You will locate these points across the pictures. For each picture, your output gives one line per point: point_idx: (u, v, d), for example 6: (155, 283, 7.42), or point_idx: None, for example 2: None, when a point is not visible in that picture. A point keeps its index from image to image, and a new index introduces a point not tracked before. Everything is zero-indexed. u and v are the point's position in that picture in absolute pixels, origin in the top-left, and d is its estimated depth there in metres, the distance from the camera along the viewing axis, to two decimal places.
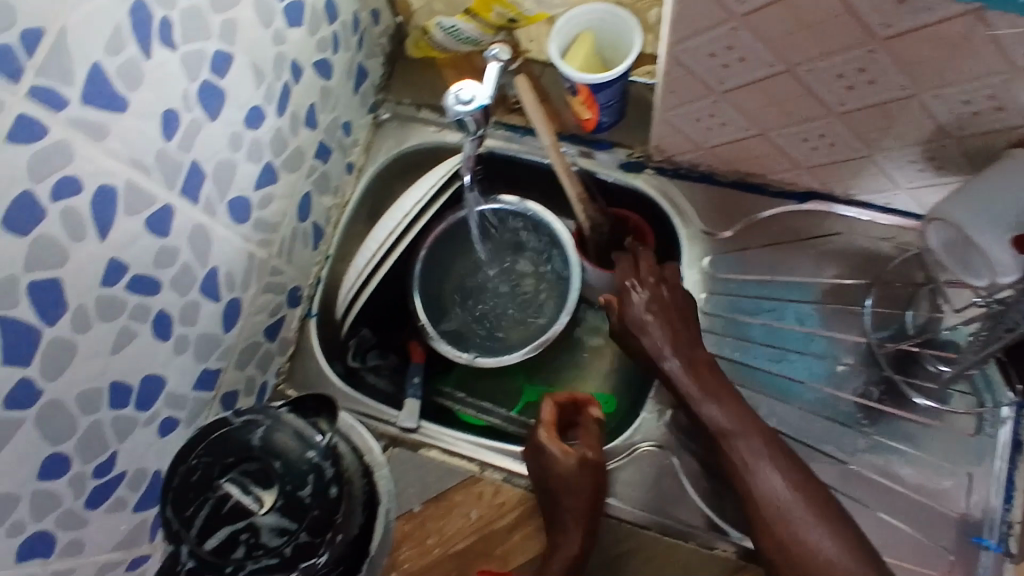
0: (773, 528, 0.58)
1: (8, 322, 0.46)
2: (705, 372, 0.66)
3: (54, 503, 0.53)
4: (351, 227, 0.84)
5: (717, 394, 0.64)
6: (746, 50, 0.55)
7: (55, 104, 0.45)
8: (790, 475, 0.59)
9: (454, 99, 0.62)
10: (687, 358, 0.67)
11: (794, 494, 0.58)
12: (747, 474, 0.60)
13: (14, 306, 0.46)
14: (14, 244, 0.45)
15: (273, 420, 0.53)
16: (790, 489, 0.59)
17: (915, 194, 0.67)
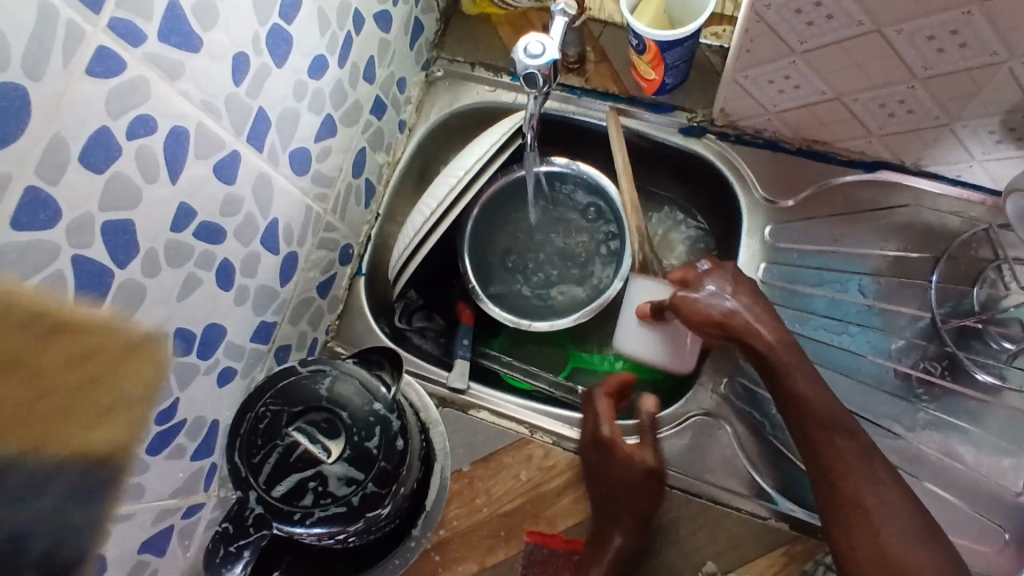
0: (843, 498, 0.56)
1: (83, 262, 0.45)
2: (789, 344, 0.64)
3: (124, 446, 0.53)
4: (401, 185, 0.84)
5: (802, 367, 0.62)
6: (834, 6, 0.53)
7: (134, 40, 0.44)
8: (867, 451, 0.57)
9: (521, 53, 0.61)
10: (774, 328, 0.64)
11: (871, 470, 0.56)
12: (858, 486, 0.56)
13: (89, 246, 0.45)
14: (92, 180, 0.44)
15: (339, 371, 0.53)
16: (867, 465, 0.57)
17: (990, 166, 0.65)
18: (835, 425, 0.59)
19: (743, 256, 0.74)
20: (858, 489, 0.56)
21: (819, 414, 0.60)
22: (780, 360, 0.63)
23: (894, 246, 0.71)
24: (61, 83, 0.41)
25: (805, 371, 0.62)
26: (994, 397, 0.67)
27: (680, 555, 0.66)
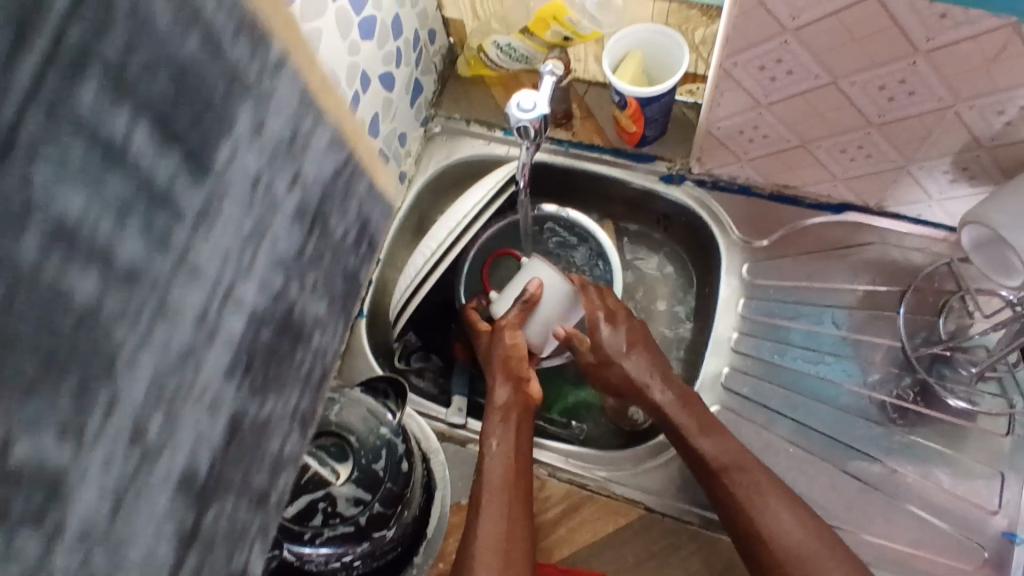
0: (773, 561, 0.61)
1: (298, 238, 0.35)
2: (694, 401, 0.70)
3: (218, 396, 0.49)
4: (400, 232, 0.88)
5: (709, 427, 0.68)
6: (794, 63, 0.60)
7: None
8: (785, 505, 0.63)
9: (514, 108, 0.67)
10: (678, 390, 0.71)
11: (800, 528, 0.62)
12: (779, 539, 0.61)
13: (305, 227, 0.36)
14: None
15: (347, 399, 0.56)
16: (790, 518, 0.62)
17: (947, 205, 0.71)
18: (737, 468, 0.65)
19: (723, 293, 0.79)
20: (778, 536, 0.62)
21: (726, 468, 0.66)
22: (681, 421, 0.69)
23: (864, 281, 0.76)
24: None
25: (711, 431, 0.68)
26: (966, 419, 0.71)
27: None
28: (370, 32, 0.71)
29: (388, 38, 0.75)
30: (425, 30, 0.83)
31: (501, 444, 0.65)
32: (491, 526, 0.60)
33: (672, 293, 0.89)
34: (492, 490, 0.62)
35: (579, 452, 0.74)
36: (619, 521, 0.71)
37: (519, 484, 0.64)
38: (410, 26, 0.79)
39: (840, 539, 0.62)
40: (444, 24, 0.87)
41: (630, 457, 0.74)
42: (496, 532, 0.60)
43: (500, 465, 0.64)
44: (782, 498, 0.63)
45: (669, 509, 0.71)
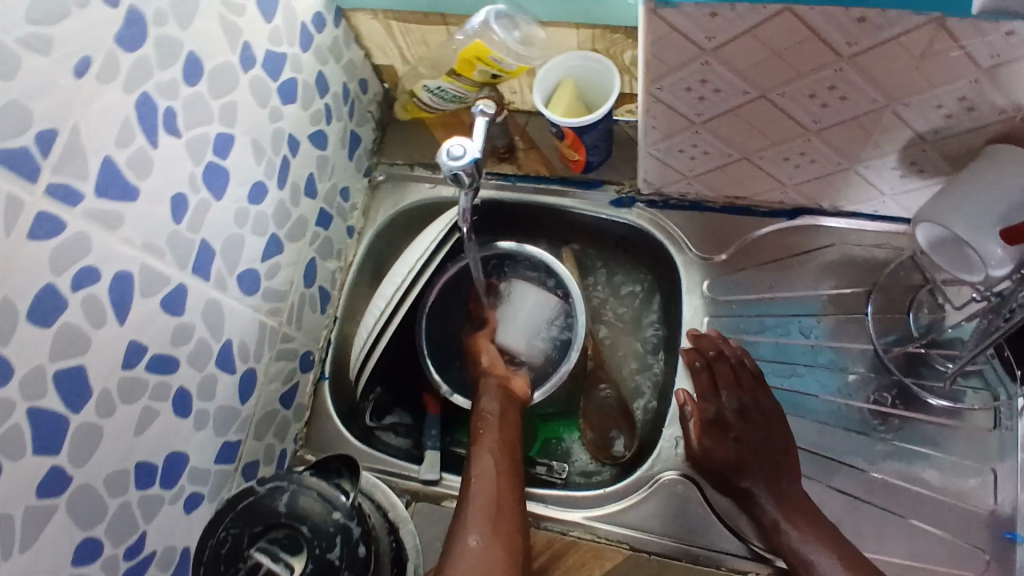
0: None
1: None
2: (806, 512, 0.64)
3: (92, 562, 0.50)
4: (356, 287, 0.86)
5: (820, 535, 0.62)
6: (720, 81, 0.58)
7: (72, 200, 0.48)
8: None
9: (445, 156, 0.65)
10: (784, 498, 0.65)
11: None
12: None
13: None
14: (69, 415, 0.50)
15: (297, 485, 0.54)
16: None
17: (901, 199, 0.69)
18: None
19: (686, 314, 0.77)
20: None
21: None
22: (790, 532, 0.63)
23: (828, 285, 0.74)
24: (4, 248, 0.44)
25: (820, 541, 0.62)
26: (949, 417, 0.68)
27: None
28: (292, 94, 0.70)
29: (314, 97, 0.73)
30: (355, 82, 0.81)
31: (487, 470, 0.66)
32: (474, 542, 0.60)
33: (640, 314, 0.86)
34: (476, 512, 0.62)
35: (556, 496, 0.72)
36: (605, 564, 0.68)
37: (505, 505, 0.63)
38: (336, 80, 0.77)
39: None
40: (375, 72, 0.86)
41: (611, 494, 0.71)
42: (481, 549, 0.59)
43: (484, 491, 0.64)
44: None
45: (652, 546, 0.68)
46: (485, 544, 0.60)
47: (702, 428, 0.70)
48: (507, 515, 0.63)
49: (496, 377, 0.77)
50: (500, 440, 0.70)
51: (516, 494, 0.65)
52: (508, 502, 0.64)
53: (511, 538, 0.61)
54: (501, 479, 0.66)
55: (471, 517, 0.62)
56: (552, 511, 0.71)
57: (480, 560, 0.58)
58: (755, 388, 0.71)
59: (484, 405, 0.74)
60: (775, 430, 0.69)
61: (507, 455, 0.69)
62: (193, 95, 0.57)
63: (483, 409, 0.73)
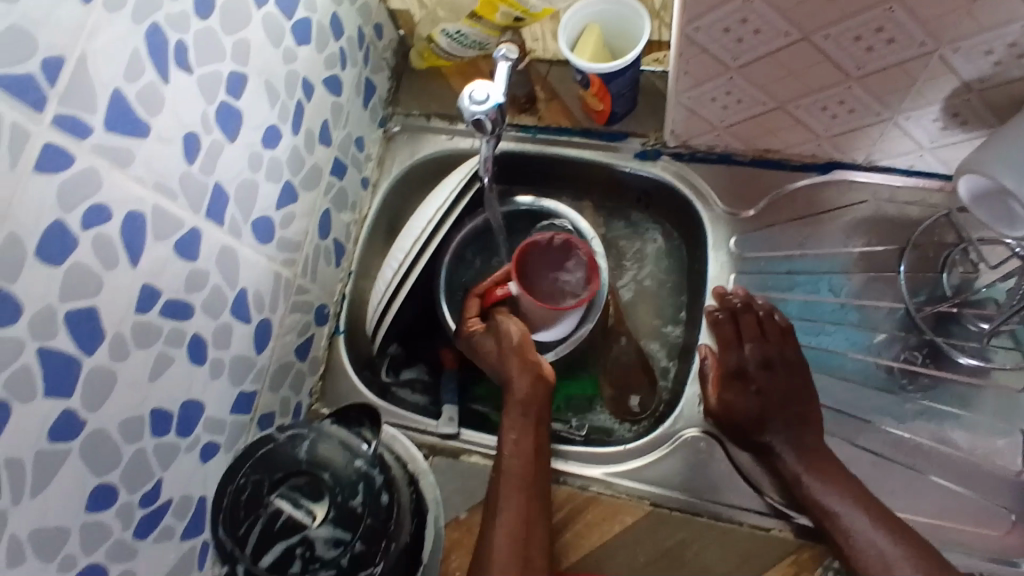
0: None
1: None
2: (816, 454, 0.64)
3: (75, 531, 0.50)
4: (371, 240, 0.84)
5: (828, 473, 0.62)
6: (761, 21, 0.55)
7: (80, 132, 0.46)
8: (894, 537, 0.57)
9: (467, 101, 0.62)
10: (795, 443, 0.65)
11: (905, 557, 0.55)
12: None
13: None
14: (81, 361, 0.48)
15: (317, 433, 0.53)
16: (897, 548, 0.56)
17: (939, 153, 0.67)
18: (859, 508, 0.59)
19: (711, 270, 0.75)
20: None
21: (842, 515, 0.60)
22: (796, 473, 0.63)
23: (859, 241, 0.72)
24: (10, 182, 0.42)
25: (829, 477, 0.62)
26: (978, 377, 0.67)
27: None
28: (306, 35, 0.67)
29: (328, 40, 0.70)
30: (370, 26, 0.78)
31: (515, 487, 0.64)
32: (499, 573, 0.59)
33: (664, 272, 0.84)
34: (504, 548, 0.60)
35: (578, 452, 0.71)
36: (626, 520, 0.67)
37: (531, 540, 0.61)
38: (351, 24, 0.74)
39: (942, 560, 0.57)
40: (391, 17, 0.82)
41: (633, 450, 0.71)
42: None
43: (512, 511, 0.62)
44: (878, 521, 0.58)
45: (671, 502, 0.68)
46: None
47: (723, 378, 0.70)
48: (534, 554, 0.61)
49: (529, 367, 0.72)
50: (528, 460, 0.66)
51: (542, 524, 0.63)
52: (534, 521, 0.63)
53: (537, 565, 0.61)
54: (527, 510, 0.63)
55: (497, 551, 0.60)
56: (572, 466, 0.70)
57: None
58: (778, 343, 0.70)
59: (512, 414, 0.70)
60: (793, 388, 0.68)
61: (536, 468, 0.66)
62: (205, 29, 0.54)
63: (511, 421, 0.69)
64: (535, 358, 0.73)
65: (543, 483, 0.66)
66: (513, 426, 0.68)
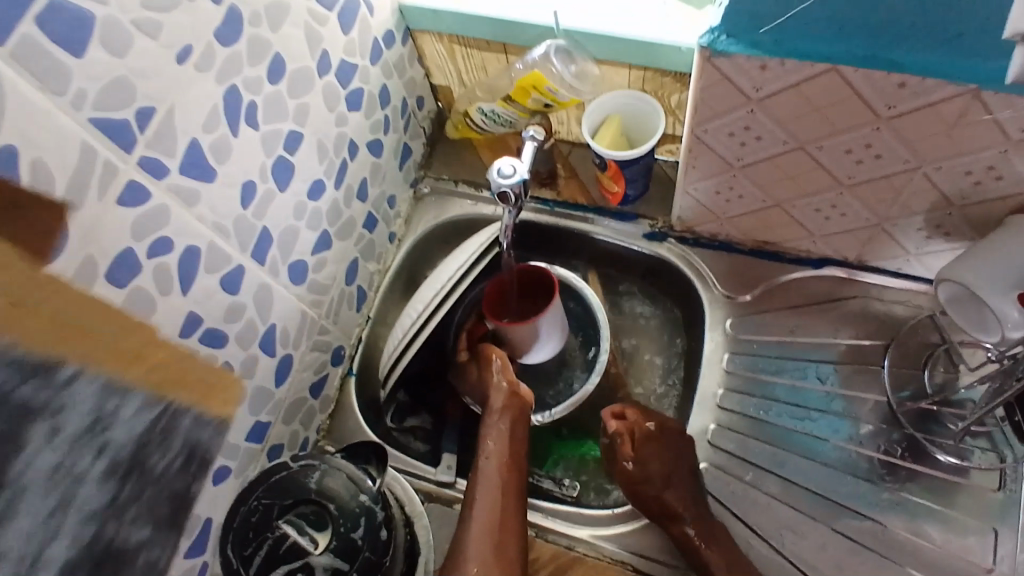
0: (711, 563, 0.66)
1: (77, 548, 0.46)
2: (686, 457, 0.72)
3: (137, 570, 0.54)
4: (390, 291, 0.90)
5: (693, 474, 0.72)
6: (762, 129, 0.62)
7: (158, 173, 0.52)
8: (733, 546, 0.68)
9: (496, 174, 0.69)
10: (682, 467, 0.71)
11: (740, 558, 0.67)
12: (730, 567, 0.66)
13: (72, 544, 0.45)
14: None
15: (327, 465, 0.57)
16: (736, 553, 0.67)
17: (924, 260, 0.72)
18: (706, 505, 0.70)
19: (707, 349, 0.80)
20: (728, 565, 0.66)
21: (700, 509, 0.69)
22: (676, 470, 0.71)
23: (847, 334, 0.77)
24: (97, 211, 0.48)
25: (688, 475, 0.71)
26: (955, 473, 0.70)
27: None
28: (358, 103, 0.74)
29: (376, 108, 0.78)
30: (414, 98, 0.86)
31: (487, 495, 0.67)
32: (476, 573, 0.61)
33: (665, 346, 0.88)
34: (481, 546, 0.63)
35: (567, 511, 0.74)
36: None
37: (506, 533, 0.65)
38: (398, 95, 0.82)
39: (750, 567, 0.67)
40: (433, 92, 0.91)
41: (621, 515, 0.73)
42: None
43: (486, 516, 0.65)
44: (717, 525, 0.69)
45: (650, 567, 0.71)
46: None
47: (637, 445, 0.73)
48: (508, 548, 0.64)
49: (506, 384, 0.76)
50: (504, 463, 0.70)
51: (514, 521, 0.66)
52: (509, 528, 0.65)
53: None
54: (503, 505, 0.67)
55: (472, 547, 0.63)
56: (558, 525, 0.73)
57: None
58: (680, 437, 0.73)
59: (492, 428, 0.73)
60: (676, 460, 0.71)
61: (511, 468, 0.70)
62: (274, 93, 0.62)
63: (491, 428, 0.73)
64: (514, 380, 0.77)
65: (515, 494, 0.68)
66: (497, 425, 0.73)
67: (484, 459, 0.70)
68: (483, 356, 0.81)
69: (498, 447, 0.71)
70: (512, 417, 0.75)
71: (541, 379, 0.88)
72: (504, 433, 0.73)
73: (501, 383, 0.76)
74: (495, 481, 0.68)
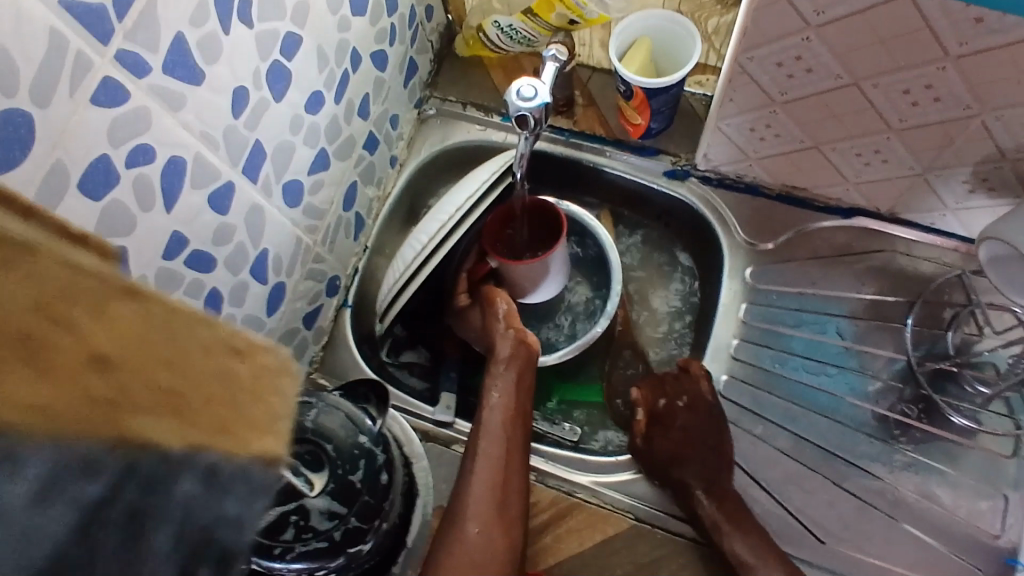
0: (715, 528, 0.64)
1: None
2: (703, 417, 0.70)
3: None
4: (390, 219, 0.84)
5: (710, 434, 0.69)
6: (814, 61, 0.56)
7: (139, 71, 0.46)
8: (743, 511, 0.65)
9: (514, 95, 0.62)
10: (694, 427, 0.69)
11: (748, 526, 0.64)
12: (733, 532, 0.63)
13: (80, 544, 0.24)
14: None
15: (324, 403, 0.53)
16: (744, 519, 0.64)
17: (962, 215, 0.68)
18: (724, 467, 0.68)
19: (724, 296, 0.76)
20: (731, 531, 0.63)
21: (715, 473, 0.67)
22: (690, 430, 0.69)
23: (870, 289, 0.73)
24: (67, 110, 0.42)
25: (703, 434, 0.69)
26: (968, 438, 0.68)
27: None
28: (362, 7, 0.66)
29: (382, 14, 0.70)
30: (422, 6, 0.78)
31: (491, 452, 0.64)
32: (475, 534, 0.60)
33: (676, 291, 0.84)
34: (481, 503, 0.61)
35: (570, 458, 0.71)
36: (608, 530, 0.68)
37: (509, 490, 0.62)
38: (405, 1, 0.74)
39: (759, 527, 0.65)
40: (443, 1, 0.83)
41: (624, 462, 0.71)
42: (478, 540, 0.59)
43: (488, 474, 0.62)
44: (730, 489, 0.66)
45: (652, 517, 0.69)
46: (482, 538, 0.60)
47: (649, 422, 0.72)
48: (510, 506, 0.62)
49: (513, 333, 0.73)
50: (510, 416, 0.67)
51: (518, 478, 0.64)
52: (512, 487, 0.63)
53: (509, 539, 0.61)
54: (507, 461, 0.64)
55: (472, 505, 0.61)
56: (560, 470, 0.71)
57: (477, 554, 0.59)
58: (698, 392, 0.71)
59: (498, 378, 0.69)
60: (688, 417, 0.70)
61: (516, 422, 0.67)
62: None
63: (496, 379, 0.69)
64: (519, 328, 0.74)
65: (520, 448, 0.65)
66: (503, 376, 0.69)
67: (488, 410, 0.67)
68: (486, 299, 0.77)
69: (504, 399, 0.68)
70: (519, 366, 0.71)
71: (545, 319, 0.84)
72: (510, 387, 0.69)
73: (507, 332, 0.73)
74: (500, 438, 0.65)
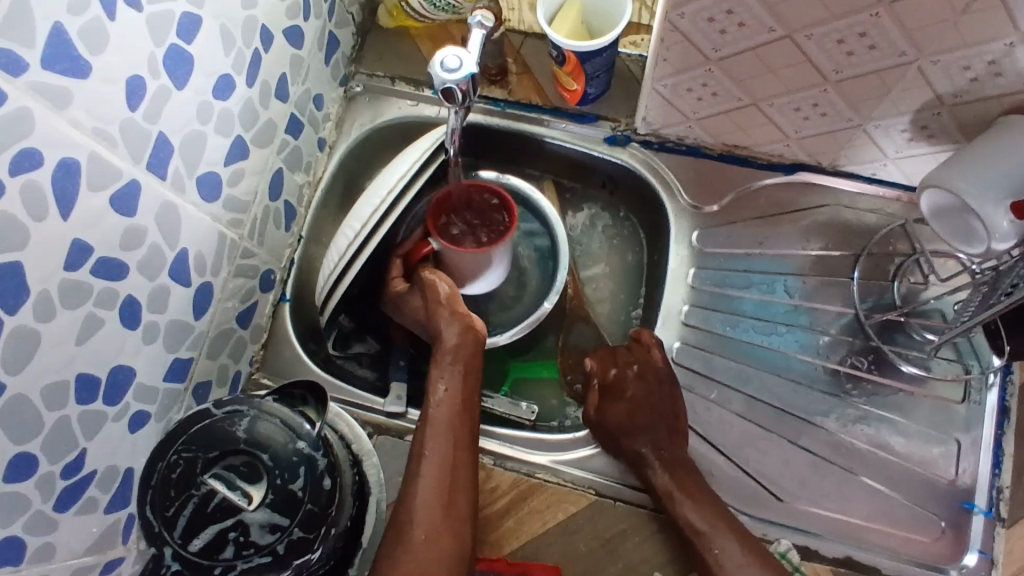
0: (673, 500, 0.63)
1: None
2: (657, 391, 0.68)
3: (25, 505, 0.49)
4: (324, 207, 0.80)
5: (665, 409, 0.68)
6: (746, 14, 0.53)
7: (14, 68, 0.41)
8: (699, 482, 0.65)
9: (438, 67, 0.59)
10: (647, 399, 0.68)
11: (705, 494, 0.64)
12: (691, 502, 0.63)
13: None
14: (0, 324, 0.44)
15: (257, 411, 0.50)
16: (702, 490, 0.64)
17: (902, 164, 0.67)
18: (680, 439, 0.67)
19: (672, 263, 0.75)
20: (688, 499, 0.63)
21: (670, 448, 0.66)
22: (642, 402, 0.68)
23: (816, 244, 0.73)
24: None
25: (656, 408, 0.68)
26: (916, 386, 0.69)
27: (626, 565, 0.66)
28: None
29: None
30: None
31: (437, 450, 0.62)
32: (422, 538, 0.57)
33: (623, 258, 0.83)
34: (428, 504, 0.59)
35: (528, 439, 0.70)
36: (570, 509, 0.67)
37: (457, 489, 0.60)
38: None
39: (717, 496, 0.64)
40: None
41: (582, 439, 0.71)
42: (426, 541, 0.57)
43: (434, 474, 0.60)
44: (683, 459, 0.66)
45: (613, 491, 0.68)
46: (430, 539, 0.58)
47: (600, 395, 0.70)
48: (459, 505, 0.60)
49: (458, 320, 0.71)
50: (456, 409, 0.65)
51: (468, 474, 0.62)
52: (459, 487, 0.61)
53: (453, 545, 0.59)
54: (454, 459, 0.61)
55: (419, 507, 0.59)
56: (519, 452, 0.70)
57: (424, 559, 0.57)
58: (654, 360, 0.70)
59: (443, 372, 0.67)
60: (641, 389, 0.68)
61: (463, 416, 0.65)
62: None
63: (439, 373, 0.67)
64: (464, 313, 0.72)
65: (468, 443, 0.63)
66: (449, 368, 0.67)
67: (433, 405, 0.64)
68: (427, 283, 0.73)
69: (450, 394, 0.65)
70: (464, 357, 0.69)
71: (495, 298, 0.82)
72: (457, 382, 0.66)
73: (451, 320, 0.71)
74: (446, 434, 0.62)
